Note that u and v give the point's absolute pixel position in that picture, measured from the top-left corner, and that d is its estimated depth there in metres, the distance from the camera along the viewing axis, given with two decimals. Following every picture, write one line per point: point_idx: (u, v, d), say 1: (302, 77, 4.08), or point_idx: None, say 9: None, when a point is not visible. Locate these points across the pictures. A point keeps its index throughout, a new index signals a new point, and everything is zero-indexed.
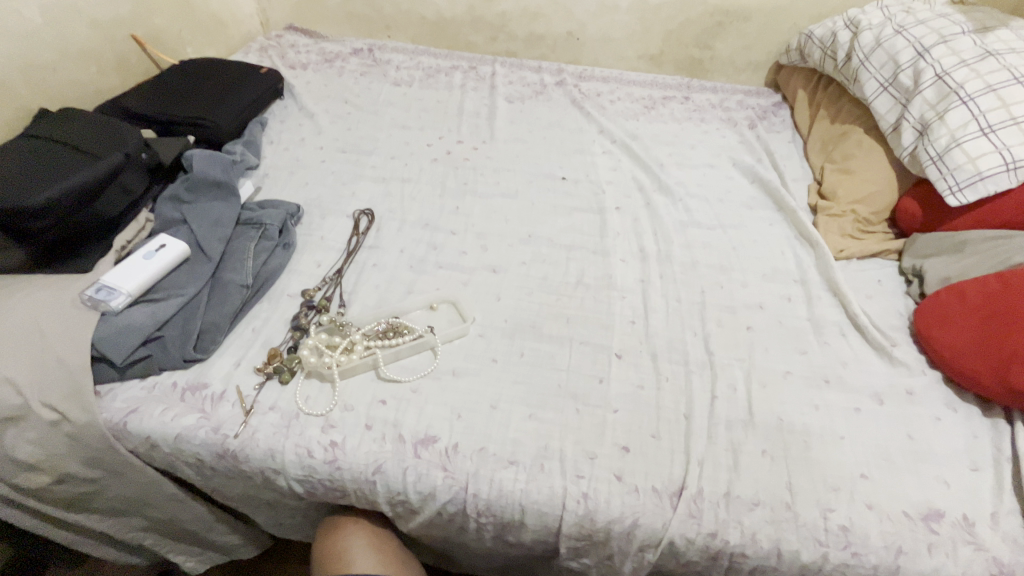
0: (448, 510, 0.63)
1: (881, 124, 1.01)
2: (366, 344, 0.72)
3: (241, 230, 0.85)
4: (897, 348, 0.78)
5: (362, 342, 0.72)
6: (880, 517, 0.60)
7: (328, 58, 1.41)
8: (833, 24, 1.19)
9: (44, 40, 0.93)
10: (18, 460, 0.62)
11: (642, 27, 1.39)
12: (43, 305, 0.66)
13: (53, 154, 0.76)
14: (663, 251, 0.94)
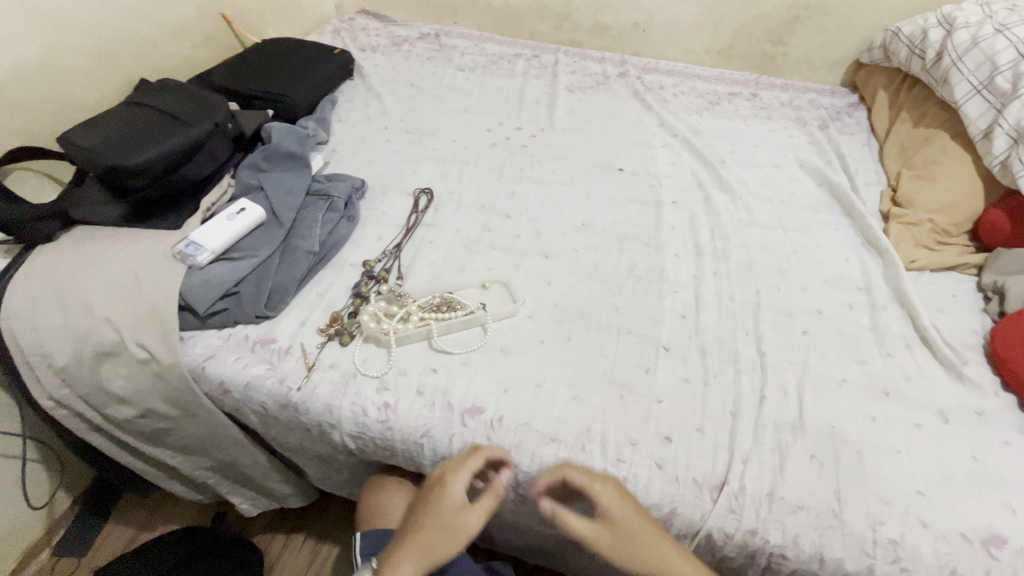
0: (489, 479, 0.66)
1: (971, 129, 0.95)
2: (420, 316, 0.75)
3: (310, 201, 0.90)
4: (968, 367, 0.74)
5: (416, 314, 0.75)
6: (935, 535, 0.58)
7: (396, 42, 1.45)
8: (924, 21, 1.11)
9: (148, 15, 1.02)
10: (113, 391, 0.70)
11: (712, 21, 1.35)
12: (140, 256, 0.73)
13: (151, 120, 0.83)
14: (719, 249, 0.92)
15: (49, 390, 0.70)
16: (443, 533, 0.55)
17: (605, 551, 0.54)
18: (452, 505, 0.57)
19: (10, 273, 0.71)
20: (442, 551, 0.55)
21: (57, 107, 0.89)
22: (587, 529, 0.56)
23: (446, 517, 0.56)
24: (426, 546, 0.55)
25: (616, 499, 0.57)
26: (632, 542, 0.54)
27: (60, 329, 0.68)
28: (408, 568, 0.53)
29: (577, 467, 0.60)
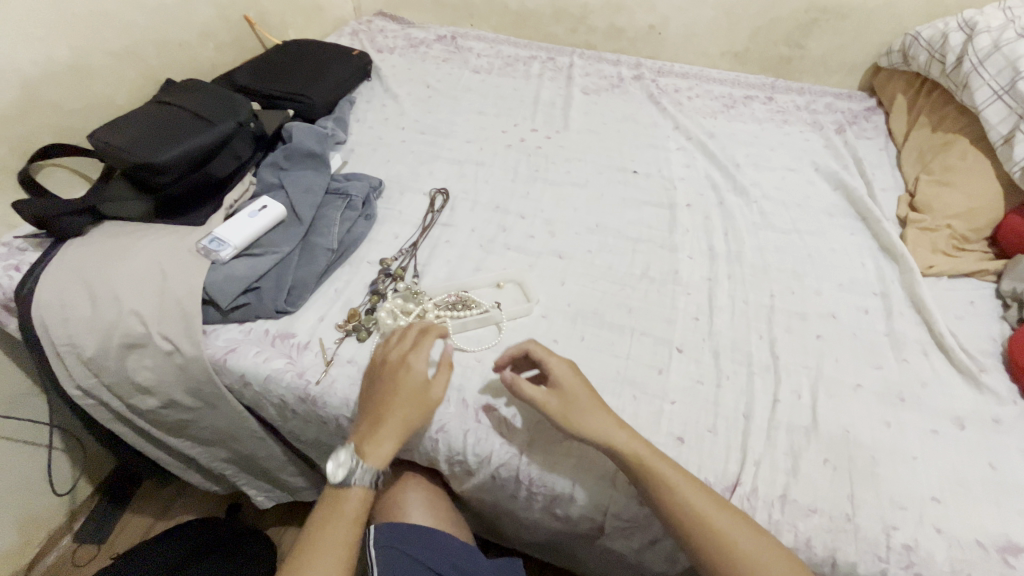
0: (501, 475, 0.66)
1: (991, 135, 0.94)
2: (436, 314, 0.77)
3: (329, 199, 0.92)
4: (986, 374, 0.73)
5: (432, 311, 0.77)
6: (950, 541, 0.58)
7: (413, 44, 1.47)
8: (944, 25, 1.11)
9: (174, 17, 1.04)
10: (138, 381, 0.73)
11: (728, 24, 1.35)
12: (166, 250, 0.76)
13: (177, 119, 0.85)
14: (733, 251, 0.92)
15: (78, 379, 0.73)
16: (417, 406, 0.60)
17: (555, 413, 0.60)
18: (416, 381, 0.61)
19: (41, 266, 0.73)
20: (416, 421, 0.60)
21: (88, 106, 0.92)
22: (540, 395, 0.62)
23: (412, 391, 0.60)
24: (405, 421, 0.60)
25: (567, 371, 0.63)
26: (578, 405, 0.60)
27: (89, 320, 0.70)
28: (390, 442, 0.59)
29: (537, 344, 0.66)
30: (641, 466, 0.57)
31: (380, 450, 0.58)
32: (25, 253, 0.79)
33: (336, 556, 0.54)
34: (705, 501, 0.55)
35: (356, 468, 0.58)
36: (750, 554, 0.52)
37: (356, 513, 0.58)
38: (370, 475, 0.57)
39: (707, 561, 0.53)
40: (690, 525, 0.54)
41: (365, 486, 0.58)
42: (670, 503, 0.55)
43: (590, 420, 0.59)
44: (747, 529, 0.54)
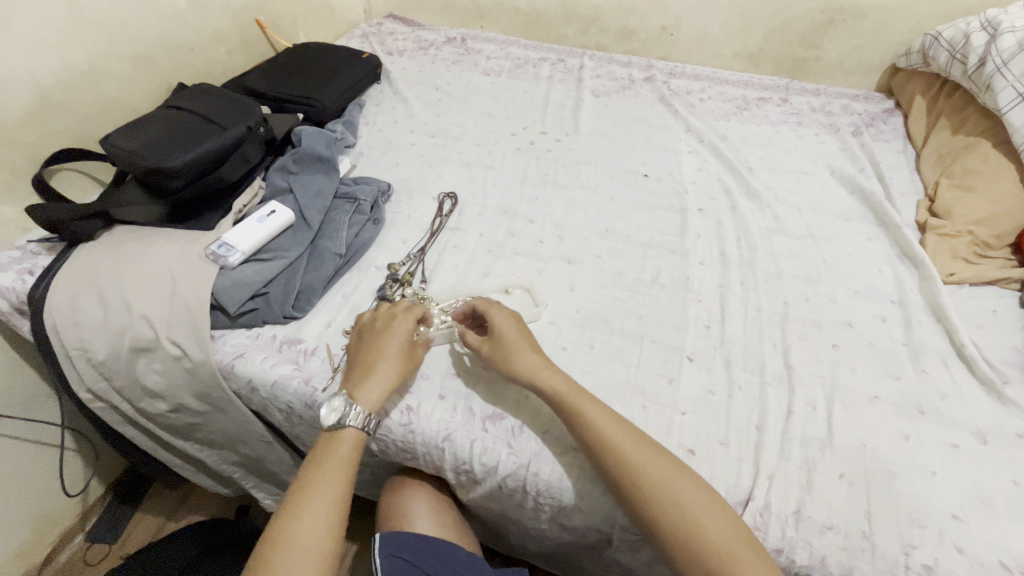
0: (508, 484, 0.65)
1: (1015, 138, 0.91)
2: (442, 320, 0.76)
3: (338, 203, 0.92)
4: (1010, 387, 0.71)
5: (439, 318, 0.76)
6: (971, 562, 0.55)
7: (423, 46, 1.46)
8: (966, 24, 1.08)
9: (186, 21, 1.05)
10: (148, 385, 0.73)
11: (742, 24, 1.33)
12: (176, 255, 0.76)
13: (188, 123, 0.86)
14: (746, 257, 0.91)
15: (89, 383, 0.73)
16: (408, 362, 0.65)
17: (487, 354, 0.67)
18: (402, 336, 0.66)
19: (53, 271, 0.74)
20: (402, 371, 0.64)
21: (101, 110, 0.92)
22: (477, 341, 0.69)
23: (400, 344, 0.65)
24: (397, 374, 0.63)
25: (506, 318, 0.69)
26: (505, 348, 0.66)
27: (100, 324, 0.70)
28: (378, 391, 0.61)
29: (482, 298, 0.72)
30: (563, 402, 0.61)
31: (377, 396, 0.61)
32: (38, 256, 0.80)
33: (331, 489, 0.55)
34: (624, 439, 0.58)
35: (351, 411, 0.59)
36: (665, 481, 0.55)
37: (348, 458, 0.58)
38: (366, 417, 0.59)
39: (620, 484, 0.56)
40: (603, 450, 0.57)
41: (360, 428, 0.59)
42: (586, 432, 0.59)
43: (512, 359, 0.65)
44: (663, 461, 0.56)
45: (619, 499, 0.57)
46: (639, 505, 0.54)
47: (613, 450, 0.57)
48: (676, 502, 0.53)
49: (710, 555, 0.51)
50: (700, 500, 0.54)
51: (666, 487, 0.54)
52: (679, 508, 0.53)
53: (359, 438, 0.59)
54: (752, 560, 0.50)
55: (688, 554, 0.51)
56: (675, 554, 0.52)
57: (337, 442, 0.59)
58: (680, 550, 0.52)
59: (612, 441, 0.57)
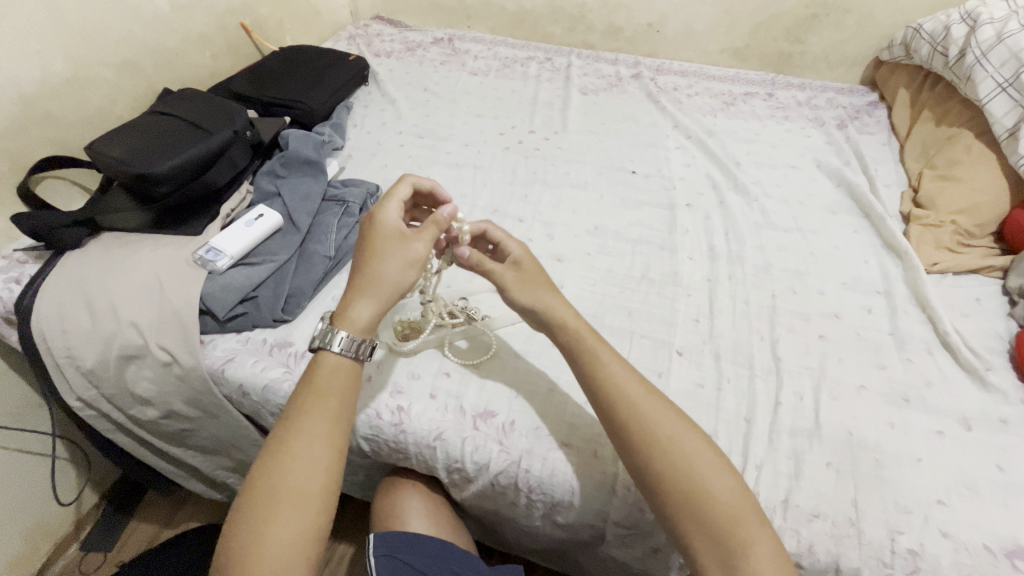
0: (500, 482, 0.66)
1: (995, 128, 0.93)
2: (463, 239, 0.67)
3: (326, 206, 0.92)
4: (993, 373, 0.72)
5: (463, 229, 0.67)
6: (956, 546, 0.56)
7: (410, 47, 1.46)
8: (947, 17, 1.09)
9: (171, 26, 1.05)
10: (138, 392, 0.73)
11: (727, 20, 1.34)
12: (164, 261, 0.76)
13: (173, 128, 0.85)
14: (734, 251, 0.91)
15: (79, 392, 0.73)
16: (381, 257, 0.58)
17: (511, 284, 0.65)
18: (372, 234, 0.60)
19: (40, 280, 0.73)
20: (370, 268, 0.58)
21: (86, 117, 0.92)
22: (498, 270, 0.66)
23: (368, 243, 0.60)
24: (367, 274, 0.58)
25: (531, 255, 0.68)
26: (529, 281, 0.65)
27: (87, 332, 0.70)
28: (353, 300, 0.58)
29: (494, 224, 0.69)
30: (580, 348, 0.60)
31: (352, 308, 0.57)
32: (24, 265, 0.79)
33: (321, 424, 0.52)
34: (641, 393, 0.56)
35: (333, 336, 0.56)
36: (674, 439, 0.53)
37: (335, 386, 0.55)
38: (358, 344, 0.56)
39: (630, 439, 0.54)
40: (616, 401, 0.56)
41: (352, 357, 0.56)
42: (602, 383, 0.57)
43: (540, 294, 0.64)
44: (675, 418, 0.55)
45: (623, 454, 0.55)
46: (646, 459, 0.53)
47: (627, 402, 0.55)
48: (685, 457, 0.52)
49: (711, 513, 0.50)
50: (709, 460, 0.53)
51: (676, 444, 0.53)
52: (689, 464, 0.52)
53: (347, 365, 0.56)
54: (754, 522, 0.50)
55: (690, 513, 0.50)
56: (676, 512, 0.51)
57: (323, 372, 0.55)
58: (682, 508, 0.51)
59: (626, 392, 0.56)
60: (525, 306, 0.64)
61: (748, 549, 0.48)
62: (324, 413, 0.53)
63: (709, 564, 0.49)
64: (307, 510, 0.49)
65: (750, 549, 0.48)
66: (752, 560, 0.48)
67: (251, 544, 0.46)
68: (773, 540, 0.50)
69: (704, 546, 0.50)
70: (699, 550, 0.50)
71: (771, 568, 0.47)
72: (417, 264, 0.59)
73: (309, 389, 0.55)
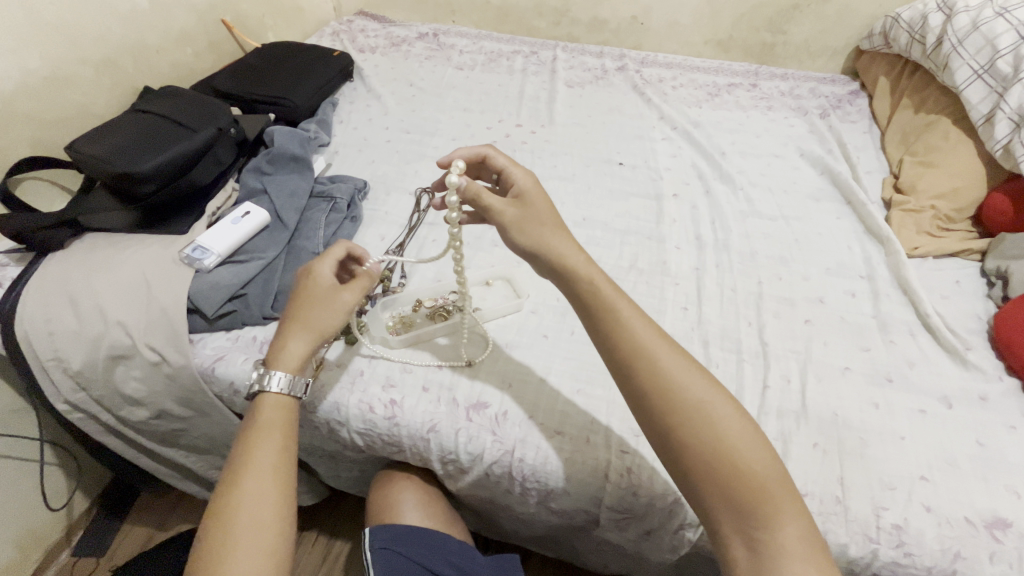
0: (494, 471, 0.66)
1: (972, 114, 0.95)
2: (461, 174, 0.62)
3: (314, 203, 0.92)
4: (972, 352, 0.74)
5: (457, 169, 0.62)
6: (938, 520, 0.58)
7: (395, 42, 1.45)
8: (924, 6, 1.11)
9: (150, 23, 1.03)
10: (127, 393, 0.73)
11: (710, 11, 1.35)
12: (150, 260, 0.75)
13: (154, 127, 0.84)
14: (721, 240, 0.92)
15: (66, 394, 0.72)
16: (305, 302, 0.61)
17: (512, 222, 0.60)
18: (307, 284, 0.62)
19: (23, 282, 0.72)
20: (302, 315, 0.61)
21: (65, 117, 0.91)
22: (499, 206, 0.61)
23: (304, 292, 0.62)
24: (298, 323, 0.60)
25: (532, 183, 0.63)
26: (536, 218, 0.60)
27: (73, 333, 0.69)
28: (288, 344, 0.59)
29: (495, 150, 0.68)
30: (598, 301, 0.55)
31: (280, 350, 0.59)
32: (6, 268, 0.78)
33: (267, 457, 0.53)
34: (667, 353, 0.52)
35: (270, 377, 0.57)
36: (705, 407, 0.50)
37: (277, 421, 0.56)
38: (290, 382, 0.58)
39: (654, 407, 0.51)
40: (638, 362, 0.52)
41: (286, 393, 0.58)
42: (622, 341, 0.53)
43: (546, 238, 0.58)
44: (708, 385, 0.51)
45: (643, 420, 0.52)
46: (672, 426, 0.49)
47: (651, 365, 0.51)
48: (713, 427, 0.49)
49: (740, 487, 0.47)
50: (741, 430, 0.49)
51: (705, 413, 0.49)
52: (719, 435, 0.49)
53: (283, 402, 0.57)
54: (785, 498, 0.47)
55: (715, 485, 0.48)
56: (701, 485, 0.48)
57: (262, 412, 0.57)
58: (706, 479, 0.48)
59: (650, 354, 0.52)
60: (529, 249, 0.59)
61: (776, 523, 0.46)
62: (265, 450, 0.53)
63: (732, 536, 0.47)
64: (261, 540, 0.48)
65: (779, 525, 0.46)
66: (781, 535, 0.46)
67: None
68: (803, 516, 0.47)
69: (729, 519, 0.47)
70: (724, 523, 0.48)
71: (799, 544, 0.45)
72: (343, 309, 0.62)
73: (251, 431, 0.55)
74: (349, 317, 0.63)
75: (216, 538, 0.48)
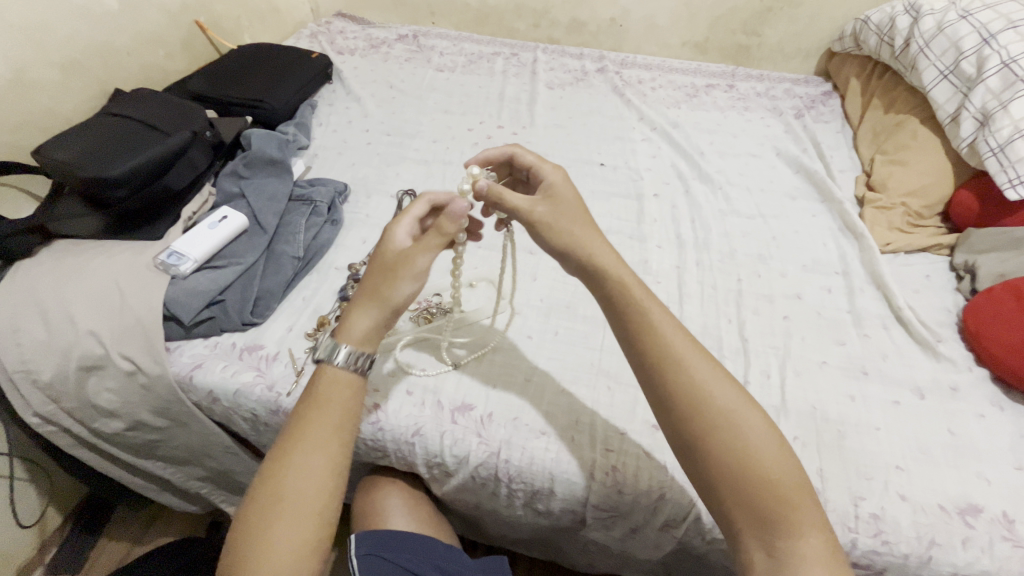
0: (480, 474, 0.66)
1: (939, 113, 0.98)
2: (474, 180, 0.63)
3: (293, 206, 0.91)
4: (943, 344, 0.76)
5: (470, 176, 0.64)
6: (914, 508, 0.60)
7: (374, 44, 1.44)
8: (892, 9, 1.14)
9: (120, 24, 1.00)
10: (100, 405, 0.71)
11: (687, 14, 1.37)
12: (123, 268, 0.73)
13: (126, 130, 0.82)
14: (701, 239, 0.94)
15: (36, 407, 0.69)
16: (375, 265, 0.55)
17: (541, 219, 0.59)
18: (382, 245, 0.57)
19: None
20: (370, 280, 0.54)
21: (31, 120, 0.88)
22: (525, 204, 0.61)
23: (379, 254, 0.56)
24: (367, 287, 0.55)
25: (561, 179, 0.63)
26: (568, 215, 0.60)
27: (43, 344, 0.67)
28: (354, 315, 0.54)
29: (523, 147, 0.68)
30: (625, 305, 0.55)
31: (346, 321, 0.54)
32: None
33: (320, 440, 0.49)
34: (698, 360, 0.52)
35: (336, 352, 0.53)
36: (733, 417, 0.49)
37: (337, 398, 0.52)
38: (357, 359, 0.53)
39: (676, 413, 0.50)
40: (673, 371, 0.51)
41: (350, 370, 0.53)
42: (648, 347, 0.53)
43: (577, 234, 0.58)
44: (738, 394, 0.50)
45: (670, 426, 0.51)
46: (696, 434, 0.49)
47: (680, 372, 0.51)
48: (740, 436, 0.48)
49: (767, 498, 0.47)
50: (767, 442, 0.48)
51: (736, 424, 0.49)
52: (744, 443, 0.48)
53: (345, 379, 0.52)
54: (808, 509, 0.47)
55: (739, 492, 0.47)
56: (725, 494, 0.48)
57: (323, 384, 0.52)
58: (731, 487, 0.47)
59: (683, 363, 0.51)
60: (559, 248, 0.58)
61: (800, 533, 0.45)
62: (320, 430, 0.50)
63: (753, 546, 0.47)
64: (301, 530, 0.46)
65: (802, 538, 0.45)
66: (804, 546, 0.45)
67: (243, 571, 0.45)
68: (826, 528, 0.46)
69: (749, 528, 0.47)
70: (745, 532, 0.47)
71: (822, 558, 0.45)
72: (411, 275, 0.54)
73: (311, 402, 0.52)
74: (419, 284, 0.55)
75: (259, 515, 0.47)
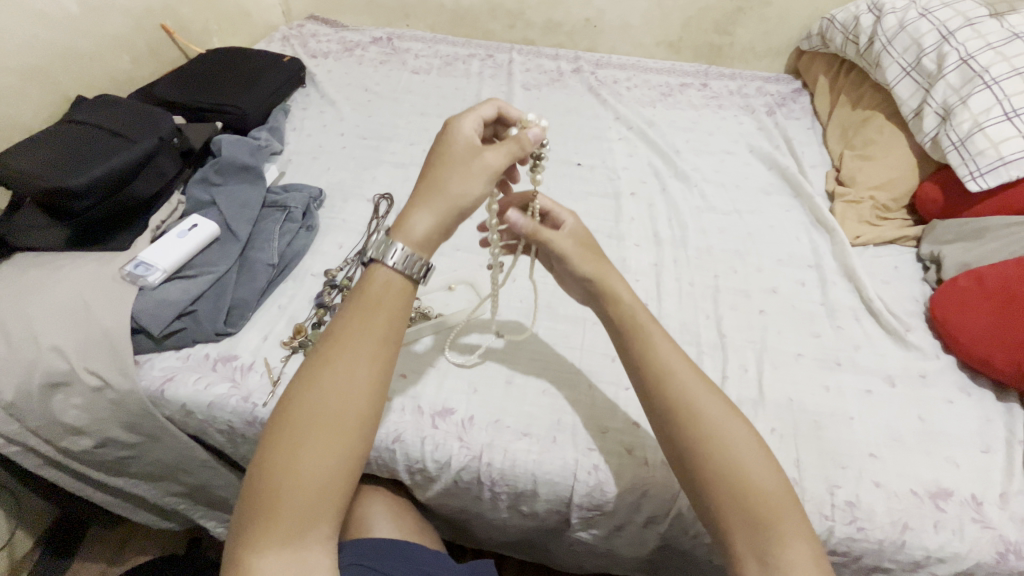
0: (463, 478, 0.66)
1: (903, 109, 1.01)
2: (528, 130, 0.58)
3: (267, 213, 0.89)
4: (912, 333, 0.78)
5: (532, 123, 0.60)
6: (888, 494, 0.61)
7: (348, 47, 1.42)
8: (856, 7, 1.17)
9: (81, 29, 0.97)
10: (66, 423, 0.68)
11: (660, 14, 1.39)
12: (88, 280, 0.71)
13: (89, 138, 0.80)
14: (678, 236, 0.95)
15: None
16: (446, 159, 0.54)
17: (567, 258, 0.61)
18: (452, 140, 0.56)
19: None
20: (439, 174, 0.54)
21: None
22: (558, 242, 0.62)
23: (450, 147, 0.55)
24: (436, 181, 0.53)
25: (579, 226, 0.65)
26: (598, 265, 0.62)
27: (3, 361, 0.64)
28: (420, 209, 0.52)
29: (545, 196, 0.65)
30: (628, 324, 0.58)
31: (408, 216, 0.52)
32: None
33: (370, 343, 0.47)
34: (689, 375, 0.54)
35: (392, 250, 0.50)
36: (721, 428, 0.51)
37: (387, 303, 0.49)
38: (418, 266, 0.50)
39: (667, 424, 0.53)
40: (663, 382, 0.53)
41: (404, 275, 0.50)
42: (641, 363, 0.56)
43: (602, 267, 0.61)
44: (726, 407, 0.52)
45: (663, 435, 0.54)
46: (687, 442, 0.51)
47: (672, 384, 0.53)
48: (727, 446, 0.50)
49: (753, 507, 0.47)
50: (750, 451, 0.50)
51: (722, 434, 0.51)
52: (730, 453, 0.50)
53: (397, 282, 0.50)
54: (792, 518, 0.47)
55: (725, 499, 0.48)
56: (713, 502, 0.49)
57: (374, 285, 0.50)
58: (717, 493, 0.49)
59: (677, 377, 0.54)
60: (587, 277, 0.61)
61: (785, 540, 0.46)
62: (370, 333, 0.47)
63: (744, 554, 0.47)
64: (342, 434, 0.44)
65: (788, 546, 0.46)
66: (790, 554, 0.45)
67: (281, 464, 0.43)
68: (812, 537, 0.47)
69: (740, 536, 0.47)
70: (736, 539, 0.48)
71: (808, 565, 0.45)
72: (483, 172, 0.54)
73: (363, 302, 0.49)
74: (489, 184, 0.55)
75: (302, 409, 0.44)
